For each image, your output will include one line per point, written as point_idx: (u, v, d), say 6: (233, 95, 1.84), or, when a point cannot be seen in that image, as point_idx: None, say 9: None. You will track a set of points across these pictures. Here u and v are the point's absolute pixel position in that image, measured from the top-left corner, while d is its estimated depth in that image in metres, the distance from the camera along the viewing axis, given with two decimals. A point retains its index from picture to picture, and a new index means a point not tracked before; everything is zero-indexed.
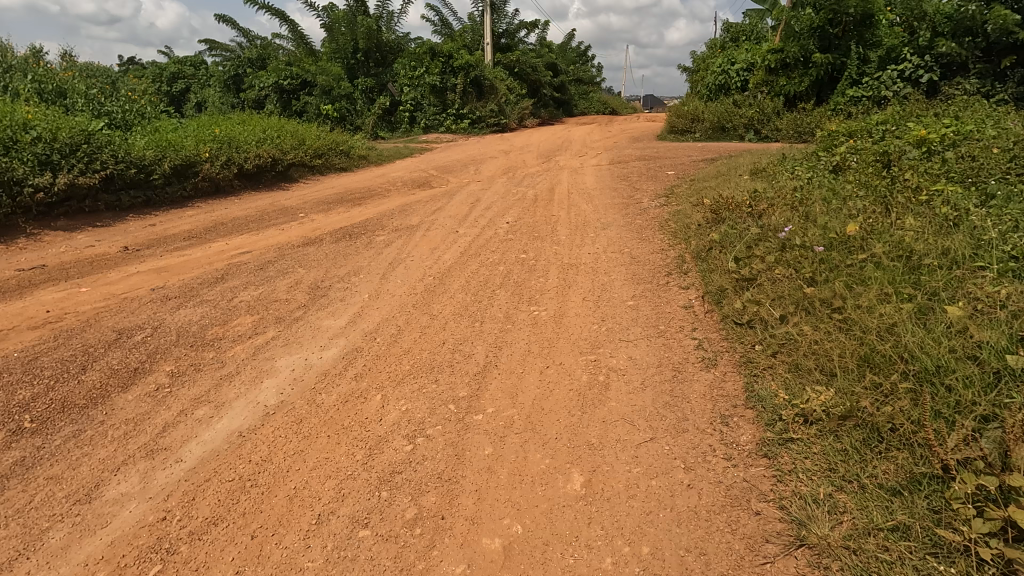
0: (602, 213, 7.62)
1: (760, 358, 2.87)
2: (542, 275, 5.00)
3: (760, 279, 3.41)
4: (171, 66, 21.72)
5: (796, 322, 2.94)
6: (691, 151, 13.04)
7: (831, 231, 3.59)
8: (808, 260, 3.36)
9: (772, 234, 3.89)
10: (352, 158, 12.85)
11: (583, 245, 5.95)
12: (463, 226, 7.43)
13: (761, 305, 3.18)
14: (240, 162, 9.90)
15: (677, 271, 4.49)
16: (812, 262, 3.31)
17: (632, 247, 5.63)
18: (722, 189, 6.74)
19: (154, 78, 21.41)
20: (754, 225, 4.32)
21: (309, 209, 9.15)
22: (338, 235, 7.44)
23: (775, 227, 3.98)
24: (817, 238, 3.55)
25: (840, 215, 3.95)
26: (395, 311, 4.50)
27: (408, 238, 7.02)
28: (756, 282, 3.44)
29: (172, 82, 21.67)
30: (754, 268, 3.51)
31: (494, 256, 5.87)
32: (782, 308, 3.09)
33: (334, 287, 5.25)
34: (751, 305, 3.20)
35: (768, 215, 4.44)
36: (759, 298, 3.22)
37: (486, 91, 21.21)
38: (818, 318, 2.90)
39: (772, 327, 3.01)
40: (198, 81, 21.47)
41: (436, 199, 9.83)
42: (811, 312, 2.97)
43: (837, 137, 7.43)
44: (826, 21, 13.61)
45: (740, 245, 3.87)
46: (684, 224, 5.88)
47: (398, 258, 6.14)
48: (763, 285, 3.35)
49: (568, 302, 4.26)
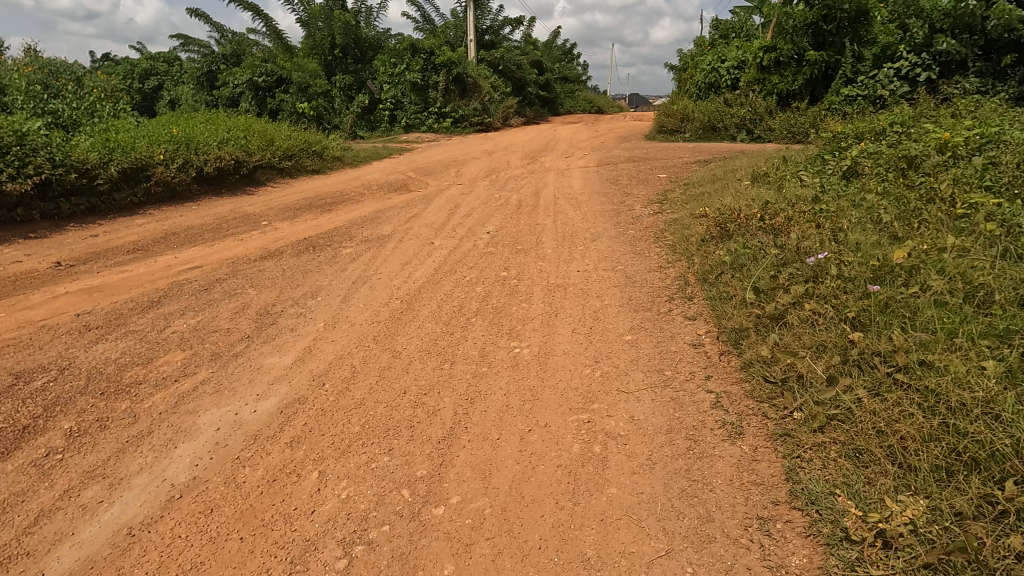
0: (591, 221, 7.03)
1: (804, 434, 2.27)
2: (525, 299, 4.37)
3: (789, 318, 2.81)
4: (143, 62, 20.71)
5: (846, 384, 2.35)
6: (681, 151, 12.56)
7: (870, 259, 3.01)
8: (849, 296, 2.77)
9: (797, 259, 3.30)
10: (325, 160, 12.14)
11: (572, 260, 5.33)
12: (439, 236, 6.77)
13: (797, 357, 2.58)
14: (199, 165, 9.14)
15: (681, 296, 3.89)
16: (856, 300, 2.72)
17: (626, 264, 5.02)
18: (723, 197, 6.18)
19: (125, 75, 20.41)
20: (770, 244, 3.74)
21: (273, 216, 8.43)
22: (301, 247, 6.76)
23: (800, 248, 3.39)
24: (855, 266, 2.97)
25: (874, 234, 3.38)
26: (352, 345, 3.84)
27: (379, 250, 6.36)
28: (784, 322, 2.84)
29: (144, 79, 20.66)
30: (780, 303, 2.91)
31: (472, 273, 5.23)
32: (822, 363, 2.50)
33: (286, 312, 4.57)
34: (785, 356, 2.60)
35: (785, 231, 3.85)
36: (794, 347, 2.62)
37: (469, 89, 20.53)
38: (874, 382, 2.32)
39: (815, 389, 2.41)
40: (169, 78, 20.55)
41: (413, 204, 9.17)
42: (864, 371, 2.39)
43: (844, 139, 6.91)
44: (820, 18, 13.15)
45: (760, 271, 3.27)
46: (684, 236, 5.28)
47: (364, 274, 5.48)
48: (794, 327, 2.75)
49: (555, 336, 3.62)
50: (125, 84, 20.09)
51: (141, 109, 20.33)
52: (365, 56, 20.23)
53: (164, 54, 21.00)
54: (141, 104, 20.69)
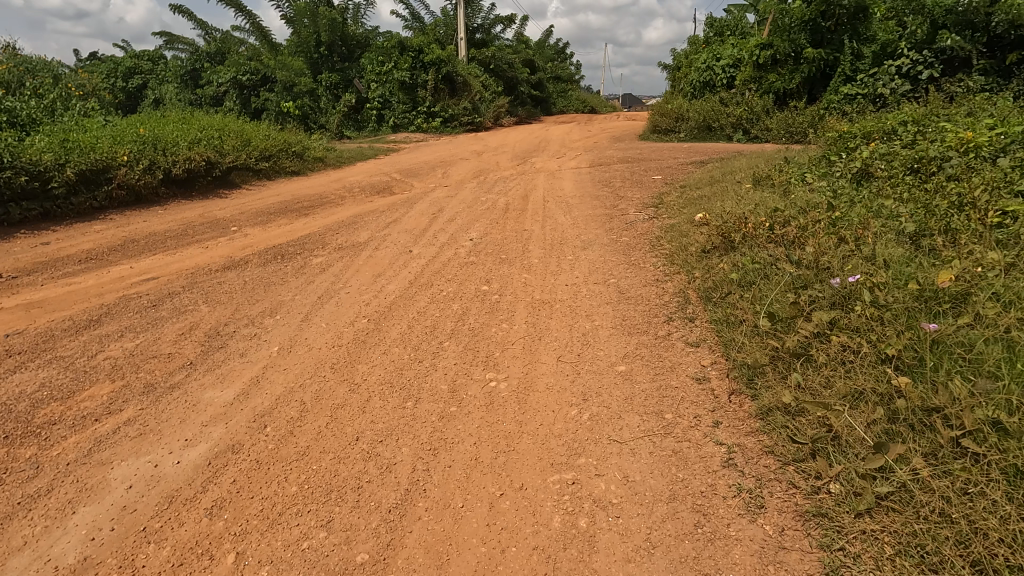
0: (582, 226, 6.57)
1: (845, 520, 1.84)
2: (506, 318, 3.90)
3: (817, 359, 2.38)
4: (126, 60, 19.99)
5: (895, 450, 1.91)
6: (676, 152, 12.12)
7: (906, 281, 2.57)
8: (889, 330, 2.33)
9: (818, 280, 2.86)
10: (305, 161, 11.60)
11: (560, 271, 4.86)
12: (419, 244, 6.28)
13: (826, 410, 2.15)
14: (166, 166, 8.62)
15: (682, 317, 3.44)
16: (898, 335, 2.28)
17: (619, 277, 4.56)
18: (723, 203, 5.74)
19: (108, 73, 19.61)
20: (784, 259, 3.29)
21: (244, 221, 7.91)
22: (269, 257, 6.23)
23: (822, 268, 2.94)
24: (891, 291, 2.52)
25: (907, 250, 2.93)
26: (305, 376, 3.35)
27: (352, 260, 5.85)
28: (809, 362, 2.41)
29: (128, 78, 19.93)
30: (803, 338, 2.48)
31: (449, 287, 4.75)
32: (861, 420, 2.07)
33: (237, 333, 4.06)
34: (815, 409, 2.16)
35: (800, 244, 3.41)
36: (826, 399, 2.19)
37: (459, 88, 20.03)
38: (930, 447, 1.89)
39: (856, 456, 1.98)
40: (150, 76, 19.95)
41: (395, 207, 8.68)
42: (916, 432, 1.95)
43: (850, 139, 6.49)
44: (818, 14, 12.78)
45: (777, 297, 2.83)
46: (684, 247, 4.84)
47: (331, 288, 4.98)
48: (823, 371, 2.32)
49: (538, 366, 3.16)
50: (108, 83, 19.33)
51: (124, 109, 19.60)
52: (352, 54, 19.46)
53: (150, 52, 20.35)
54: (125, 104, 19.96)
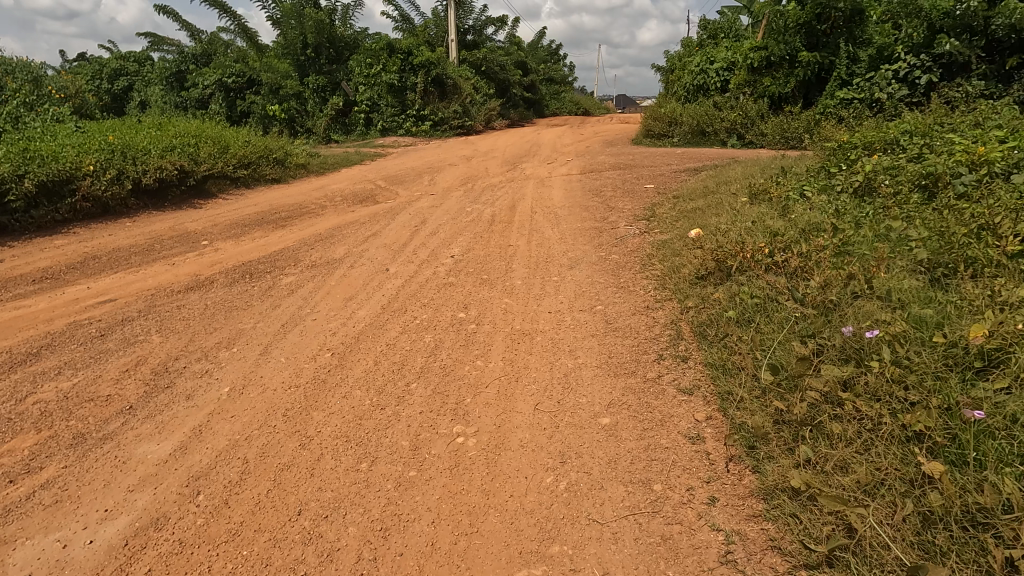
0: (569, 241, 6.26)
1: None
2: (482, 353, 3.56)
3: (833, 433, 2.09)
4: (112, 61, 19.49)
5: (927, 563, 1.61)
6: (670, 158, 11.83)
7: (933, 335, 2.25)
8: (916, 402, 2.02)
9: (827, 327, 2.55)
10: (287, 168, 11.25)
11: (544, 295, 4.53)
12: (396, 262, 5.94)
13: (840, 499, 1.85)
14: (135, 176, 8.23)
15: (674, 356, 3.13)
16: (926, 409, 1.97)
17: (606, 302, 4.23)
18: (718, 218, 5.45)
19: (93, 75, 19.13)
20: (788, 295, 2.98)
21: (216, 234, 7.55)
22: (236, 275, 5.87)
23: (835, 313, 2.63)
24: (915, 348, 2.21)
25: (929, 292, 2.61)
26: (253, 425, 2.99)
27: (324, 280, 5.48)
28: (822, 434, 2.12)
29: (114, 79, 19.42)
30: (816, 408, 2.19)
31: (425, 313, 4.42)
32: (884, 519, 1.77)
33: (186, 370, 3.70)
34: (830, 500, 1.86)
35: (805, 278, 3.09)
36: (843, 490, 1.89)
37: (449, 91, 19.67)
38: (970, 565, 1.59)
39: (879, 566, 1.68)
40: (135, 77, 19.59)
41: (377, 218, 8.35)
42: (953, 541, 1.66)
43: (850, 149, 6.21)
44: (814, 17, 12.54)
45: (784, 349, 2.52)
46: (676, 269, 4.53)
47: (297, 314, 4.62)
48: (838, 450, 2.02)
49: (513, 415, 2.82)
50: (92, 86, 18.83)
51: (109, 111, 19.12)
52: (340, 57, 19.07)
53: (138, 54, 19.71)
54: (111, 106, 19.49)
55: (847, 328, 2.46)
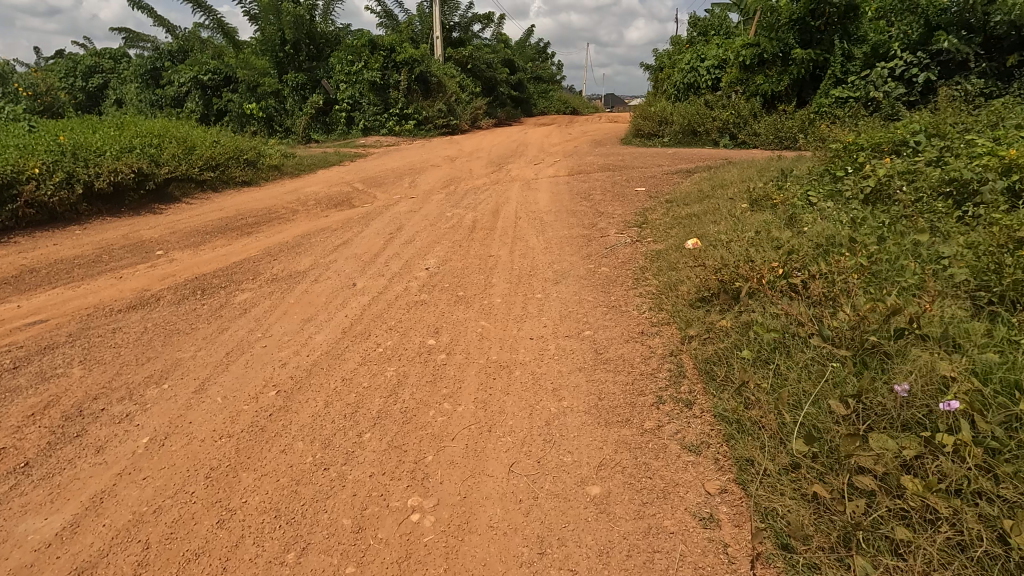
0: (555, 251, 5.76)
1: None
2: (452, 392, 3.06)
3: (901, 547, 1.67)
4: (86, 58, 18.72)
5: None
6: (661, 158, 11.38)
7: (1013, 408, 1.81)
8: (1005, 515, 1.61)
9: (871, 383, 2.09)
10: (259, 170, 10.62)
11: (526, 317, 4.03)
12: (365, 276, 5.40)
13: None
14: (87, 179, 7.61)
15: (677, 400, 2.67)
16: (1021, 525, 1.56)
17: (594, 327, 3.74)
18: (719, 227, 4.99)
19: (66, 73, 18.42)
20: (814, 332, 2.52)
21: (173, 242, 6.96)
22: (186, 291, 5.29)
23: (880, 368, 2.18)
24: (992, 427, 1.77)
25: (991, 341, 2.17)
26: (167, 491, 2.46)
27: (283, 298, 4.91)
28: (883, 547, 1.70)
29: (88, 77, 18.66)
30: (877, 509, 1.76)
31: (390, 338, 3.90)
32: None
33: (102, 414, 3.13)
34: None
35: (833, 309, 2.62)
36: None
37: (433, 89, 19.06)
38: None
39: None
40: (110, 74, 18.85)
41: (350, 225, 7.81)
42: None
43: (857, 152, 5.79)
44: (807, 13, 12.22)
45: (825, 418, 2.08)
46: (674, 287, 4.06)
47: (245, 339, 4.06)
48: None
49: (483, 480, 2.33)
50: (65, 84, 18.05)
51: (83, 110, 18.33)
52: (321, 54, 18.40)
53: (114, 51, 18.93)
54: (85, 104, 18.71)
55: (900, 386, 1.99)
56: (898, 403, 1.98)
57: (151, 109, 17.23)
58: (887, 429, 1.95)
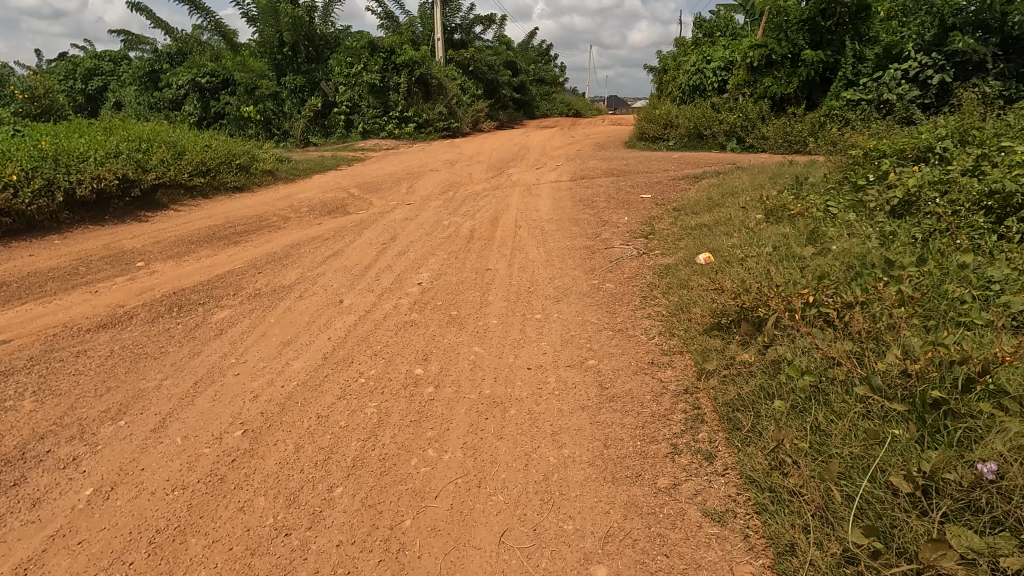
0: (557, 264, 5.41)
1: None
2: (440, 435, 2.71)
3: None
4: (86, 60, 18.50)
5: None
6: (668, 163, 11.02)
7: None
8: None
9: (940, 456, 1.74)
10: (251, 175, 10.31)
11: (524, 342, 3.67)
12: (353, 291, 5.05)
13: None
14: (68, 186, 7.29)
15: (697, 451, 2.34)
16: None
17: (599, 354, 3.39)
18: (734, 241, 4.66)
19: (65, 75, 18.22)
20: (859, 379, 2.18)
21: (155, 253, 6.64)
22: (161, 308, 4.94)
23: (949, 434, 1.83)
24: None
25: None
26: (101, 562, 2.13)
27: (263, 318, 4.56)
28: None
29: (88, 80, 18.44)
30: None
31: (374, 366, 3.55)
32: None
33: (45, 458, 2.80)
34: None
35: (882, 351, 2.27)
36: None
37: (434, 91, 18.71)
38: None
39: None
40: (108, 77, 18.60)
41: (342, 233, 7.46)
42: None
43: (879, 159, 5.44)
44: (817, 12, 11.87)
45: (889, 502, 1.75)
46: (688, 309, 3.72)
47: (216, 365, 3.71)
48: None
49: (470, 558, 1.99)
50: (64, 86, 17.82)
51: (82, 113, 18.09)
52: (320, 56, 18.10)
53: (114, 53, 18.67)
54: (84, 107, 18.49)
55: (984, 466, 1.65)
56: (980, 486, 1.64)
57: (149, 112, 16.97)
58: (967, 520, 1.62)
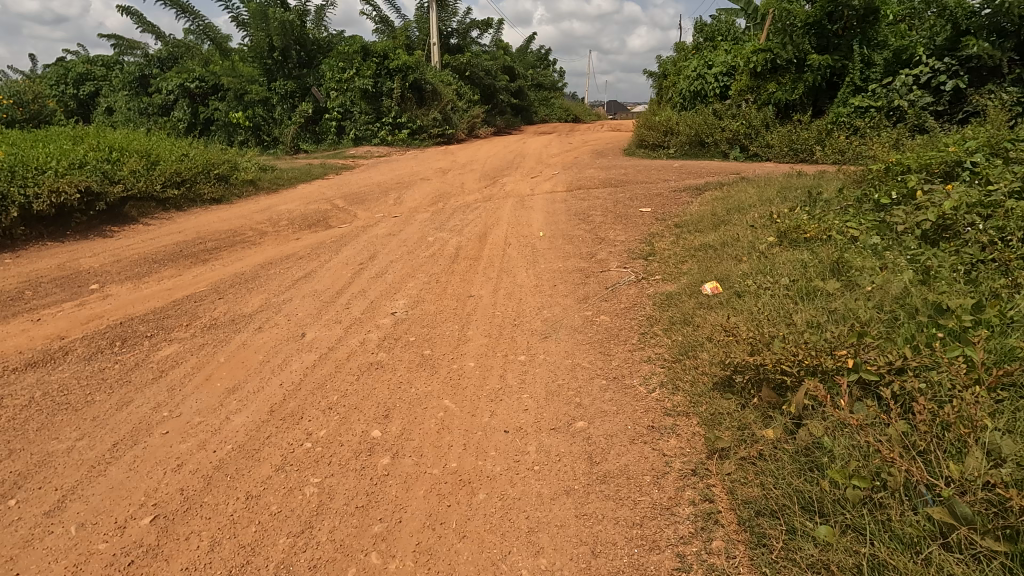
0: (547, 290, 4.90)
1: None
2: (390, 531, 2.20)
3: None
4: (78, 65, 18.04)
5: None
6: (668, 172, 10.54)
7: None
8: None
9: None
10: (231, 186, 9.81)
11: (503, 394, 3.15)
12: (319, 323, 4.53)
13: None
14: (24, 201, 6.79)
15: (712, 572, 1.85)
16: None
17: (589, 412, 2.87)
18: (745, 270, 4.16)
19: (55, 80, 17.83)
20: (928, 495, 1.67)
21: (113, 273, 6.12)
22: (101, 342, 4.41)
23: None
24: None
25: None
26: None
27: (212, 357, 4.02)
28: None
29: (79, 85, 17.95)
30: None
31: (327, 423, 3.03)
32: None
33: None
34: None
35: (954, 449, 1.76)
36: None
37: (428, 97, 18.19)
38: None
39: None
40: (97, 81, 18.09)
41: (319, 251, 6.93)
42: None
43: (902, 175, 4.94)
44: (824, 16, 11.44)
45: None
46: (693, 355, 3.22)
47: (144, 421, 3.18)
48: None
49: None
50: (55, 92, 17.32)
51: (72, 119, 17.61)
52: (312, 61, 17.61)
53: (108, 58, 18.17)
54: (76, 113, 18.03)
55: None
56: None
57: (138, 118, 16.49)
58: None
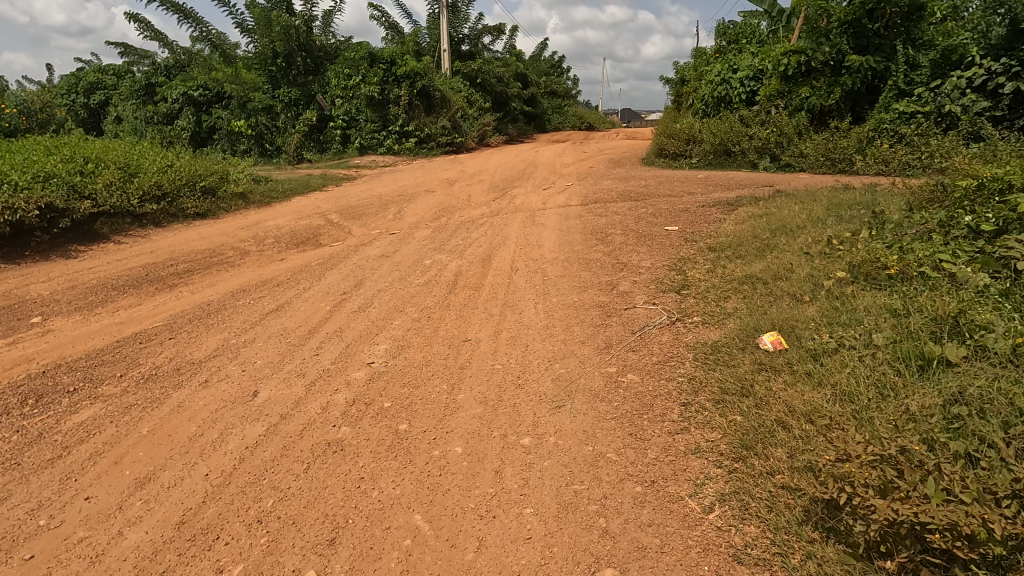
0: (558, 333, 4.01)
1: None
2: None
3: None
4: (89, 74, 17.44)
5: None
6: (693, 184, 9.62)
7: None
8: None
9: None
10: (218, 200, 9.05)
11: (499, 510, 2.27)
12: (277, 376, 3.67)
13: None
14: None
15: None
16: None
17: (620, 550, 2.02)
18: (815, 317, 3.25)
19: (67, 88, 17.30)
20: None
21: (63, 304, 5.35)
22: (10, 400, 3.59)
23: None
24: None
25: None
26: None
27: (134, 426, 3.17)
28: None
29: (90, 94, 17.37)
30: None
31: (251, 550, 2.19)
32: None
33: None
34: None
35: None
36: None
37: (437, 104, 17.42)
38: None
39: None
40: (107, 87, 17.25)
41: (303, 276, 6.10)
42: None
43: (1000, 194, 4.00)
44: (864, 14, 10.49)
45: None
46: (764, 452, 2.34)
47: (6, 537, 2.35)
48: None
49: None
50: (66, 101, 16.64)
51: (82, 128, 17.07)
52: (318, 68, 16.94)
53: (119, 67, 17.52)
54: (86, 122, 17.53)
55: None
56: None
57: (144, 127, 15.82)
58: None
